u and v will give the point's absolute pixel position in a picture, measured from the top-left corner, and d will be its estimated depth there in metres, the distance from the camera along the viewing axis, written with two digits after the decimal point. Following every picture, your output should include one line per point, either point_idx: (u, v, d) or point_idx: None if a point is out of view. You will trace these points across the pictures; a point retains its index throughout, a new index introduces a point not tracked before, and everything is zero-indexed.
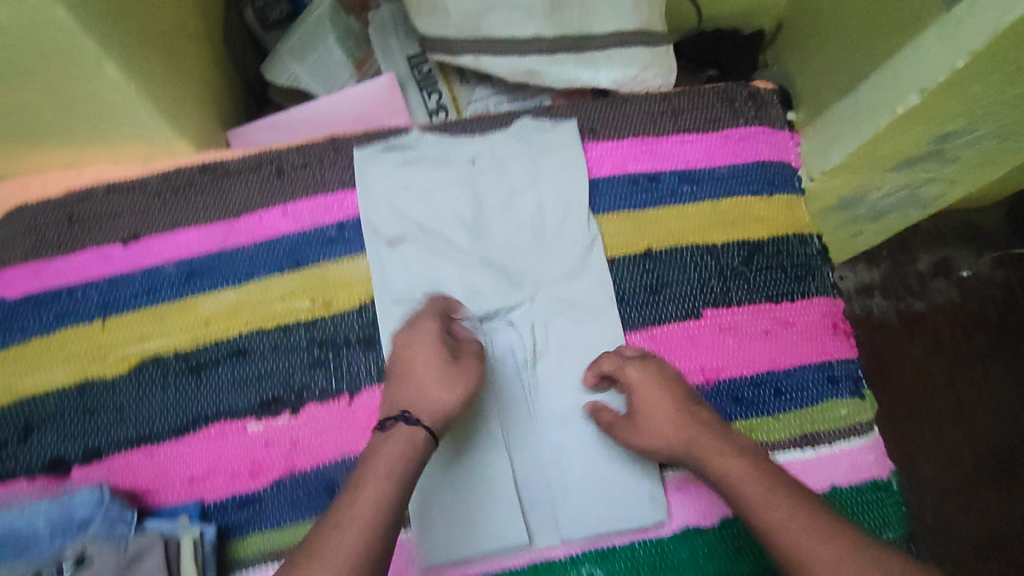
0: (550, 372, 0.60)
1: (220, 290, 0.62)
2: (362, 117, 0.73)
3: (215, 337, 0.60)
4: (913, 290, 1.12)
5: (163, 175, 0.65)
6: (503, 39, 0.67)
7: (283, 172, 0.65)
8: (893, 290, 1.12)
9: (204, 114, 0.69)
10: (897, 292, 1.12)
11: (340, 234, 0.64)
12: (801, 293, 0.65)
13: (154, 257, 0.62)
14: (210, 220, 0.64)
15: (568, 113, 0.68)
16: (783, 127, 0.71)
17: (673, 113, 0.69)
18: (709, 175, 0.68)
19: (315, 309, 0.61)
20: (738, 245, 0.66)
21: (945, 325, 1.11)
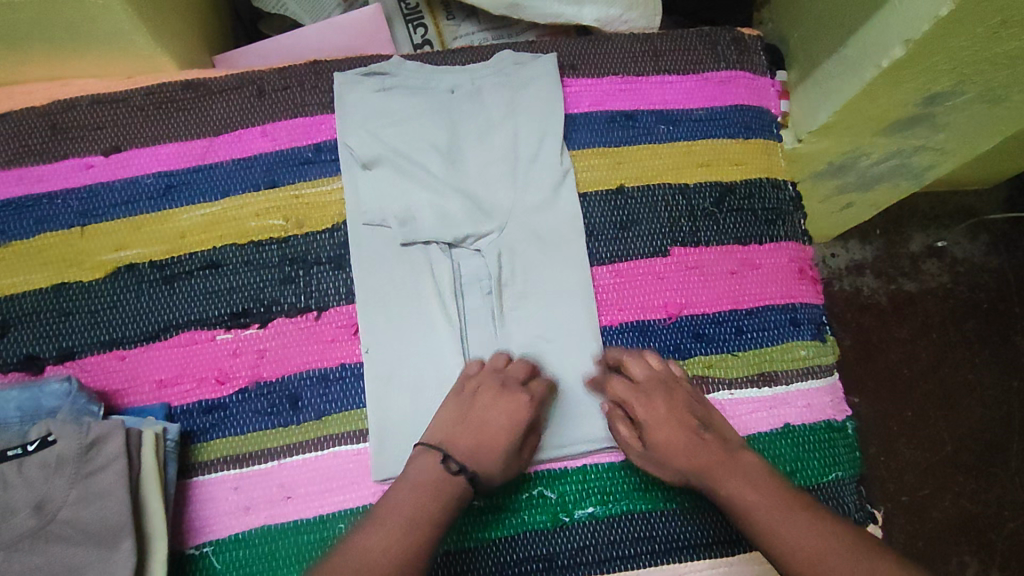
0: (514, 299, 0.61)
1: (197, 205, 0.63)
2: (347, 45, 0.74)
3: (189, 249, 0.62)
4: (905, 272, 1.12)
5: (146, 90, 0.65)
6: None
7: (265, 93, 0.66)
8: (885, 271, 1.12)
9: (190, 36, 0.69)
10: (887, 270, 1.12)
11: (317, 156, 0.65)
12: (770, 236, 0.65)
13: (134, 169, 0.63)
14: (190, 137, 0.65)
15: (549, 49, 0.69)
16: (765, 74, 0.70)
17: (654, 53, 0.69)
18: (685, 117, 0.68)
19: (288, 227, 0.63)
20: (710, 186, 0.66)
21: (935, 308, 1.11)
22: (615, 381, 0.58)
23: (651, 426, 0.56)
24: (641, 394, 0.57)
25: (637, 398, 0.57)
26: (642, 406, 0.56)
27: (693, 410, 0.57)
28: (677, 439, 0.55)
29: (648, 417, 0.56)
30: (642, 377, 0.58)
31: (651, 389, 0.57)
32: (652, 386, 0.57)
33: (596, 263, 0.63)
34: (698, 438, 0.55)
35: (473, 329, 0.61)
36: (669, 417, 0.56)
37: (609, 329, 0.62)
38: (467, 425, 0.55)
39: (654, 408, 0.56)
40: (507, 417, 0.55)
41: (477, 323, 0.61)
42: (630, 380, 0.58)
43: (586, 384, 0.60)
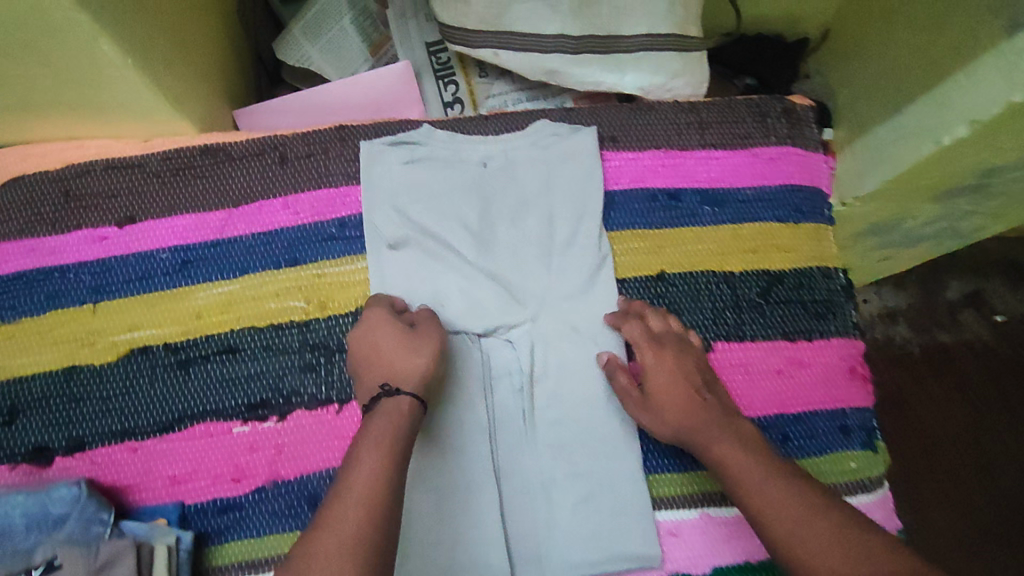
0: (547, 397, 0.58)
1: (214, 282, 0.60)
2: (375, 104, 0.71)
3: (206, 331, 0.59)
4: (942, 323, 1.08)
5: (163, 155, 0.62)
6: (523, 33, 0.63)
7: (287, 161, 0.62)
8: (920, 322, 1.08)
9: (210, 92, 0.65)
10: (922, 323, 1.08)
11: (341, 232, 0.61)
12: (819, 331, 0.61)
13: (148, 242, 0.60)
14: (208, 207, 0.61)
15: (589, 120, 0.65)
16: (817, 149, 0.66)
17: (700, 126, 0.65)
18: (731, 197, 0.64)
19: (310, 310, 0.59)
20: (756, 274, 0.62)
21: (969, 363, 1.06)
22: (628, 329, 0.57)
23: (653, 372, 0.55)
24: (659, 349, 0.56)
25: (651, 349, 0.56)
26: (654, 356, 0.55)
27: (701, 369, 0.55)
28: (690, 397, 0.53)
29: (660, 365, 0.55)
30: (659, 329, 0.57)
31: (665, 342, 0.56)
32: (668, 339, 0.56)
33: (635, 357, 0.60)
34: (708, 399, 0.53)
35: (501, 427, 0.57)
36: (681, 368, 0.55)
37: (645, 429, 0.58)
38: (381, 354, 0.52)
39: (668, 361, 0.55)
40: (393, 337, 0.53)
41: (506, 420, 0.57)
42: (647, 331, 0.57)
43: (621, 492, 0.57)
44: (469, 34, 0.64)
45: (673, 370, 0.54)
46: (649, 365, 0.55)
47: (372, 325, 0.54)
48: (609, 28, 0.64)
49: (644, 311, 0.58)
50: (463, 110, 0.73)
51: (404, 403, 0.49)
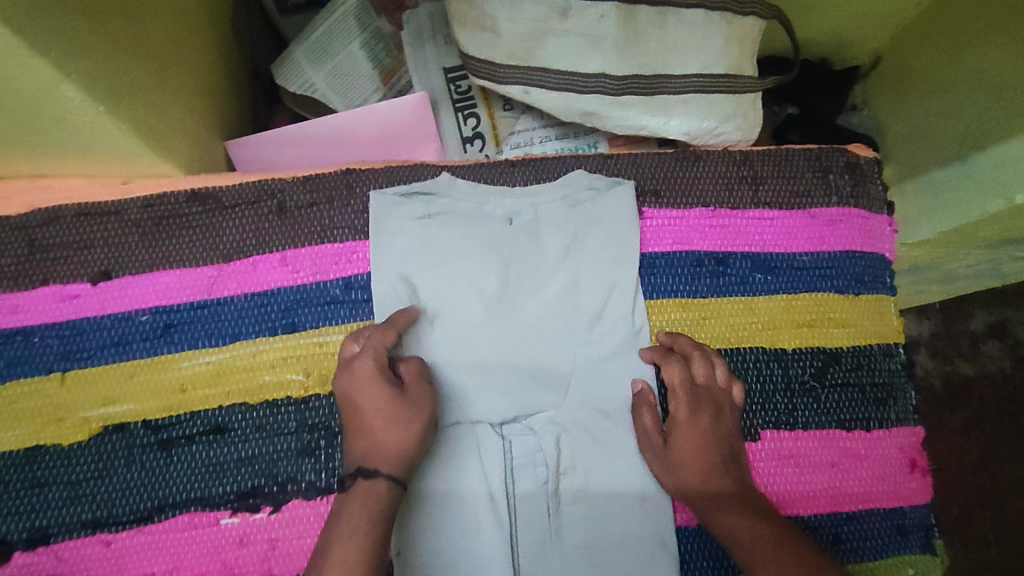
0: (575, 491, 0.52)
1: (201, 350, 0.53)
2: (386, 138, 0.63)
3: (191, 406, 0.52)
4: (963, 352, 0.92)
5: (144, 201, 0.54)
6: (560, 70, 0.56)
7: (285, 212, 0.55)
8: (938, 349, 0.93)
9: (199, 126, 0.58)
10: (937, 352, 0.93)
11: (346, 294, 0.54)
12: (879, 419, 0.55)
13: (126, 302, 0.53)
14: (195, 262, 0.54)
15: (628, 171, 0.58)
16: (880, 210, 0.59)
17: (753, 181, 0.58)
18: (785, 263, 0.57)
19: (309, 385, 0.53)
20: (812, 352, 0.56)
21: (994, 394, 0.91)
22: (671, 372, 0.52)
23: (679, 431, 0.51)
24: (696, 410, 0.51)
25: (686, 406, 0.51)
26: (688, 416, 0.51)
27: (733, 438, 0.51)
28: (713, 462, 0.50)
29: (694, 428, 0.50)
30: (702, 380, 0.52)
31: (701, 400, 0.51)
32: (707, 395, 0.51)
33: None
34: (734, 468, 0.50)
35: (523, 526, 0.51)
36: (713, 434, 0.51)
37: (685, 527, 0.52)
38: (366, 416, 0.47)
39: (703, 423, 0.51)
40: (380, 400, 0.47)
41: (529, 518, 0.51)
42: (688, 377, 0.52)
43: None
44: (497, 69, 0.56)
45: (705, 437, 0.50)
46: (680, 417, 0.51)
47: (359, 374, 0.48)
48: (657, 66, 0.57)
49: (691, 352, 0.53)
50: (483, 147, 0.66)
51: (385, 485, 0.45)
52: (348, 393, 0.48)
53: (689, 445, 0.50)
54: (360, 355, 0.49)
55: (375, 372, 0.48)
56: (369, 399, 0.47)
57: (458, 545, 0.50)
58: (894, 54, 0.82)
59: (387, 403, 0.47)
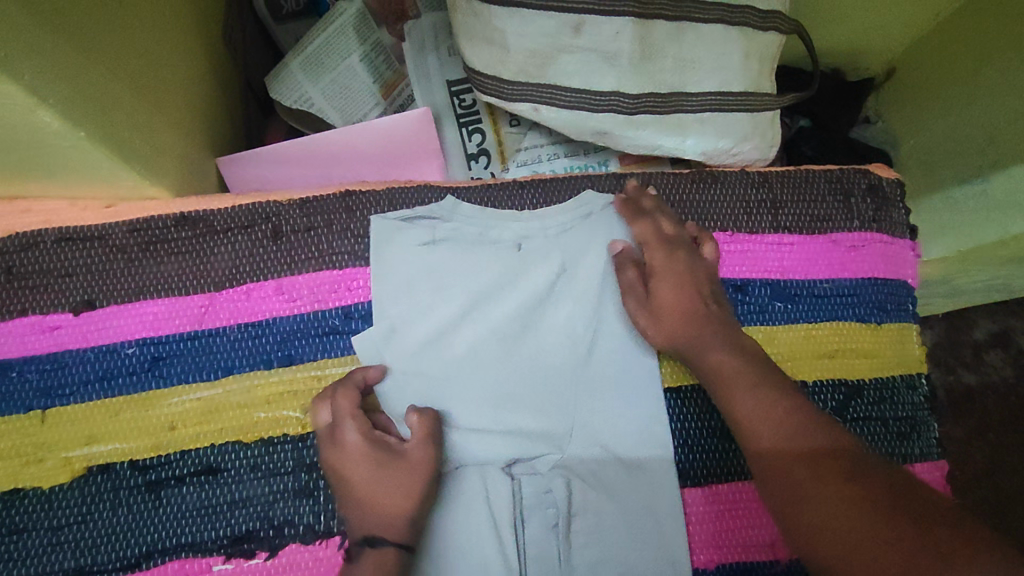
0: (587, 535, 0.49)
1: (192, 385, 0.50)
2: (387, 156, 0.60)
3: (181, 445, 0.49)
4: (965, 361, 0.88)
5: (130, 225, 0.51)
6: (571, 88, 0.53)
7: (281, 236, 0.52)
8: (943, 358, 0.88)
9: (189, 143, 0.55)
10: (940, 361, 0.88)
11: (346, 325, 0.51)
12: (903, 455, 0.53)
13: (112, 335, 0.50)
14: (185, 291, 0.51)
15: (642, 193, 0.55)
16: (903, 234, 0.57)
17: (772, 204, 0.56)
18: (806, 291, 0.55)
19: (307, 422, 0.50)
20: (833, 384, 0.53)
21: (998, 403, 0.86)
22: (676, 291, 0.52)
23: (661, 278, 0.50)
24: (703, 320, 0.50)
25: (694, 317, 0.51)
26: (698, 330, 0.50)
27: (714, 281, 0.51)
28: (699, 310, 0.49)
29: (699, 341, 0.50)
30: (708, 293, 0.51)
31: (708, 312, 0.51)
32: (679, 243, 0.52)
33: (688, 482, 0.51)
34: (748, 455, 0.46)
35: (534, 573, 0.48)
36: (694, 277, 0.50)
37: (702, 570, 0.50)
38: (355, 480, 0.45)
39: (716, 334, 0.50)
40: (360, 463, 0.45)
41: (539, 564, 0.48)
42: (691, 291, 0.51)
43: None
44: (505, 85, 0.53)
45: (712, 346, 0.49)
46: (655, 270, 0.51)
47: (345, 443, 0.45)
48: (673, 83, 0.54)
49: (695, 267, 0.52)
50: (488, 164, 0.63)
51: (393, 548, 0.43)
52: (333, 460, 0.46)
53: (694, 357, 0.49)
54: (341, 425, 0.46)
55: (362, 439, 0.46)
56: (355, 466, 0.45)
57: None
58: (908, 65, 0.80)
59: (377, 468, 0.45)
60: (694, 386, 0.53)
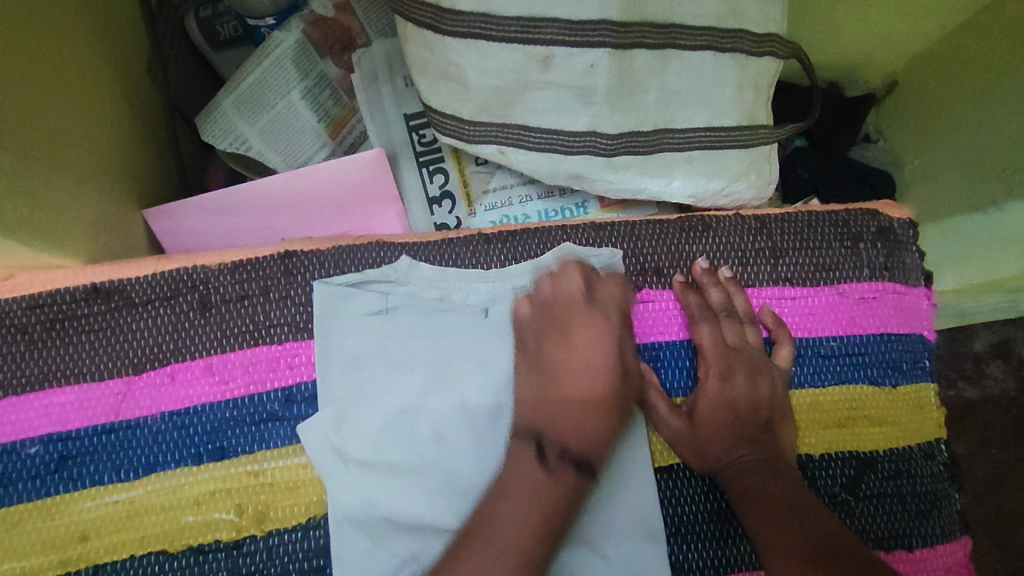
0: None
1: (107, 487, 0.43)
2: (336, 203, 0.53)
3: (96, 558, 0.42)
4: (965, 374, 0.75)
5: (30, 301, 0.44)
6: (540, 128, 0.47)
7: (209, 307, 0.45)
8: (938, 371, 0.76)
9: (105, 197, 0.47)
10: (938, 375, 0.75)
11: (287, 410, 0.45)
12: (923, 536, 0.47)
13: (11, 431, 0.43)
14: (98, 376, 0.44)
15: (622, 242, 0.49)
16: (918, 282, 0.51)
17: (771, 253, 0.50)
18: (811, 350, 0.49)
19: (243, 525, 0.43)
20: (843, 457, 0.47)
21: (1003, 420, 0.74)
22: (702, 334, 0.47)
23: (708, 398, 0.46)
24: (727, 374, 0.46)
25: (718, 368, 0.47)
26: (720, 381, 0.46)
27: (767, 403, 0.46)
28: (745, 434, 0.45)
29: (724, 392, 0.46)
30: (733, 343, 0.48)
31: (735, 365, 0.47)
32: (738, 359, 0.47)
33: None
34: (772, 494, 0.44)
35: None
36: (748, 398, 0.46)
37: None
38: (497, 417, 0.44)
39: (739, 387, 0.46)
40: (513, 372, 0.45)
41: None
42: (718, 338, 0.47)
43: None
44: (466, 127, 0.47)
45: (741, 401, 0.46)
46: (715, 393, 0.46)
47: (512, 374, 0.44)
48: (657, 120, 0.48)
49: (720, 310, 0.48)
50: (452, 208, 0.56)
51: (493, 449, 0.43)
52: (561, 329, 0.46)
53: (717, 414, 0.46)
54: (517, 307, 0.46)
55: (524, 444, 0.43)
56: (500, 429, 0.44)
57: None
58: (912, 79, 0.74)
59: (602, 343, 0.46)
60: (685, 466, 0.46)
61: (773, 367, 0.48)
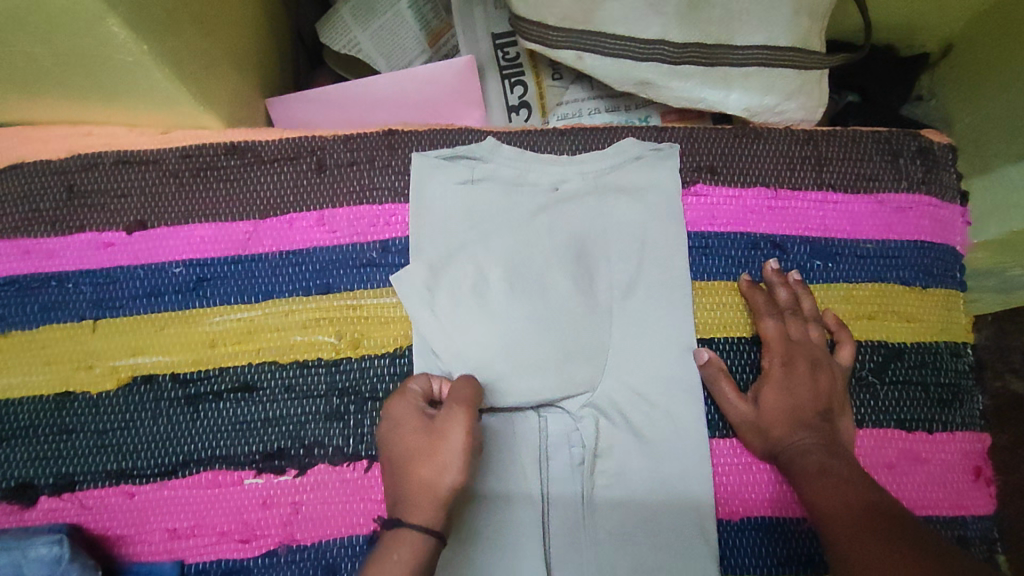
0: (611, 477, 0.49)
1: (233, 306, 0.51)
2: (428, 104, 0.61)
3: (221, 362, 0.51)
4: None
5: (183, 152, 0.53)
6: (615, 35, 0.54)
7: (325, 169, 0.54)
8: None
9: (243, 79, 0.57)
10: None
11: (383, 258, 0.52)
12: (943, 422, 0.52)
13: (160, 254, 0.52)
14: (231, 217, 0.53)
15: (682, 143, 0.55)
16: (954, 199, 0.56)
17: (817, 161, 0.55)
18: (848, 250, 0.54)
19: (341, 347, 0.51)
20: (872, 346, 0.52)
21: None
22: (767, 327, 0.51)
23: (768, 321, 0.51)
24: (782, 302, 0.51)
25: (779, 301, 0.51)
26: (783, 371, 0.49)
27: (820, 336, 0.51)
28: (801, 357, 0.50)
29: (787, 383, 0.49)
30: (796, 337, 0.51)
31: (791, 304, 0.51)
32: (792, 297, 0.52)
33: (716, 433, 0.51)
34: (830, 426, 0.48)
35: (555, 508, 0.49)
36: (803, 330, 0.51)
37: (727, 521, 0.49)
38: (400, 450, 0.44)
39: (792, 316, 0.51)
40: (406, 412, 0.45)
41: (563, 498, 0.49)
42: (783, 331, 0.51)
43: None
44: (550, 33, 0.54)
45: (803, 390, 0.49)
46: (772, 318, 0.51)
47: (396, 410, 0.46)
48: (720, 35, 0.54)
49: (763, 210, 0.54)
50: (529, 117, 0.64)
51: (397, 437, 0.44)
52: (388, 437, 0.45)
53: (781, 401, 0.48)
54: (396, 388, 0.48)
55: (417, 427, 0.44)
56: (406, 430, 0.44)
57: (479, 520, 0.48)
58: (968, 42, 0.73)
59: (424, 447, 0.42)
60: (725, 338, 0.52)
61: (834, 363, 0.50)
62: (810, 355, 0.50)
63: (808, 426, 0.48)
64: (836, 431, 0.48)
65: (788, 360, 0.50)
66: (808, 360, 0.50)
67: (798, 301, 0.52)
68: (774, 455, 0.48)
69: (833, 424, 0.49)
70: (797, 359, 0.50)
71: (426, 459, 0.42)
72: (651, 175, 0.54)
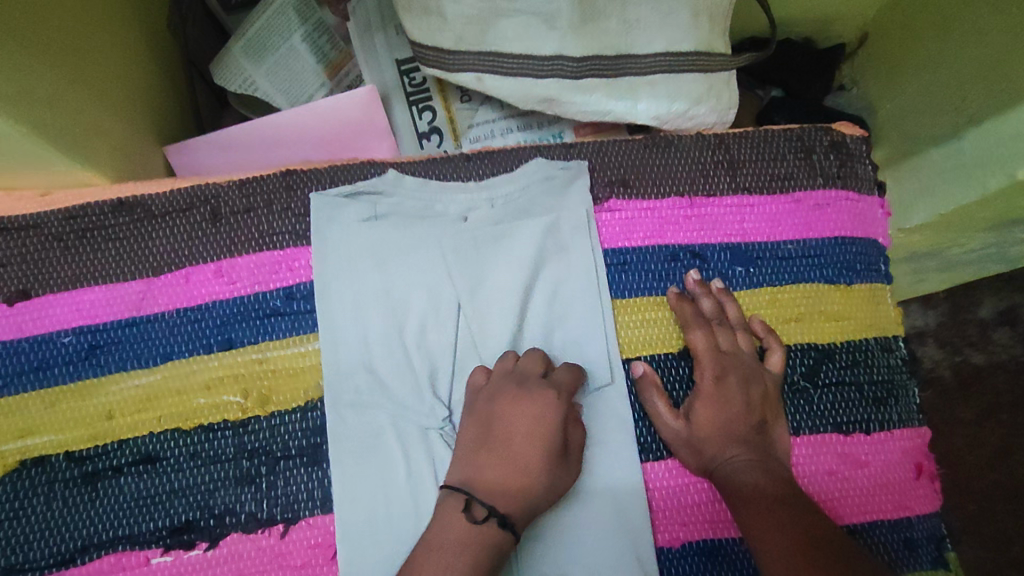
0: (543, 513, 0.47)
1: (130, 372, 0.48)
2: (332, 138, 0.59)
3: (119, 434, 0.47)
4: (972, 341, 0.72)
5: (64, 212, 0.50)
6: (512, 54, 0.52)
7: (220, 218, 0.51)
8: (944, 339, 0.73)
9: (132, 130, 0.54)
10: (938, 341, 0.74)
11: (288, 306, 0.50)
12: (880, 421, 0.51)
13: (46, 324, 0.49)
14: (121, 278, 0.50)
15: (592, 159, 0.53)
16: (871, 192, 0.55)
17: (730, 165, 0.54)
18: (769, 253, 0.52)
19: (248, 406, 0.48)
20: (802, 349, 0.51)
21: (1009, 386, 0.71)
22: (695, 339, 0.49)
23: (697, 336, 0.49)
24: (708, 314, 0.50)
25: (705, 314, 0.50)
26: (713, 385, 0.48)
27: (750, 348, 0.50)
28: (732, 368, 0.48)
29: (717, 397, 0.47)
30: (725, 348, 0.49)
31: (717, 317, 0.50)
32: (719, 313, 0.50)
33: (650, 456, 0.49)
34: (763, 438, 0.47)
35: None
36: (733, 342, 0.49)
37: (667, 549, 0.47)
38: (523, 451, 0.44)
39: (718, 327, 0.50)
40: (534, 421, 0.45)
41: None
42: (711, 343, 0.49)
43: None
44: (446, 55, 0.52)
45: (734, 404, 0.47)
46: (701, 332, 0.49)
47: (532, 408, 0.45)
48: (619, 45, 0.53)
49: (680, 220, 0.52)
50: (440, 142, 0.62)
51: (526, 428, 0.45)
52: (501, 418, 0.45)
53: (712, 417, 0.47)
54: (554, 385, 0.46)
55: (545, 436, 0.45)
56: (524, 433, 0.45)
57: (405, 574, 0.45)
58: (882, 30, 0.72)
59: (546, 463, 0.44)
60: (650, 356, 0.50)
61: (764, 372, 0.49)
62: (740, 368, 0.48)
63: (741, 441, 0.46)
64: (770, 443, 0.47)
65: (717, 373, 0.48)
66: (739, 372, 0.48)
67: (728, 315, 0.50)
68: (708, 472, 0.46)
69: (768, 436, 0.47)
70: (728, 372, 0.48)
71: (547, 489, 0.44)
72: (563, 194, 0.52)
